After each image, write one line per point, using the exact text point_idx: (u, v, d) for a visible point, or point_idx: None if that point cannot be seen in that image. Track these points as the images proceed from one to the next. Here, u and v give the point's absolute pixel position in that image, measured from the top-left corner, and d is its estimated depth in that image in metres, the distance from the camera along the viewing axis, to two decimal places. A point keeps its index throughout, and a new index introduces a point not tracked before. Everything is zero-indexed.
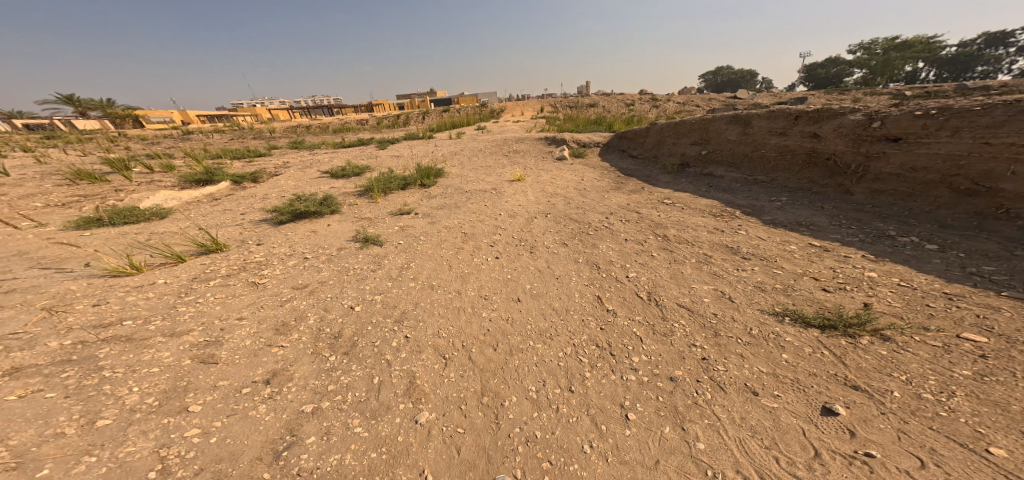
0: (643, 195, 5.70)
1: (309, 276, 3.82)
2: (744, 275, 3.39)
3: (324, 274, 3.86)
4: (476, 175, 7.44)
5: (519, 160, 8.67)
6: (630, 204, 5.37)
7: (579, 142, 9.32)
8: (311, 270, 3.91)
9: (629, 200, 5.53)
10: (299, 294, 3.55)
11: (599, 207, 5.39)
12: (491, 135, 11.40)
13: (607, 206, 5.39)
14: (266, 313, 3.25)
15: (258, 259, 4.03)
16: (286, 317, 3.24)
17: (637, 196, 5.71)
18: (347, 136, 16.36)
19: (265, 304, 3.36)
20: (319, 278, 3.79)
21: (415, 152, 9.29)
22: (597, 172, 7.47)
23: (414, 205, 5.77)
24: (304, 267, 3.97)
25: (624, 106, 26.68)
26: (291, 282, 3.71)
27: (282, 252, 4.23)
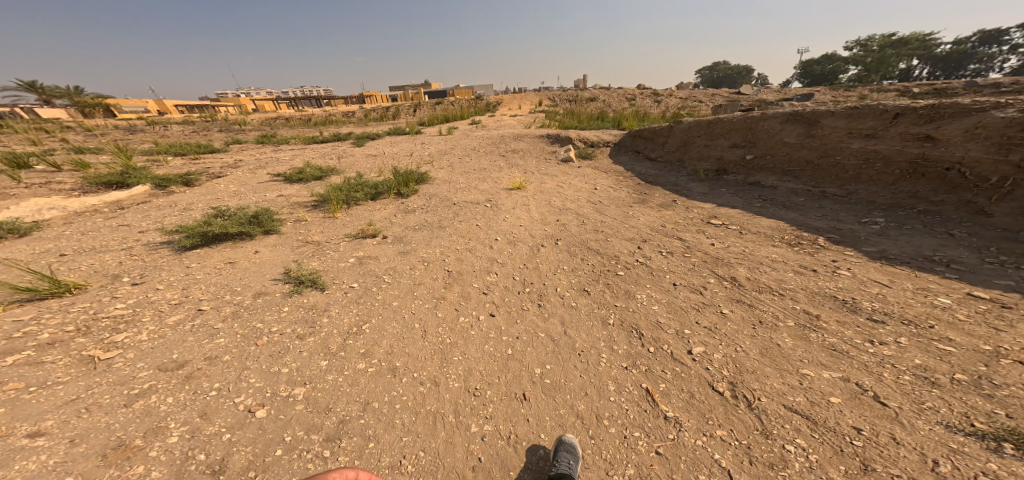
0: (673, 215, 4.51)
1: (189, 349, 2.47)
2: (890, 353, 2.28)
3: (215, 344, 2.53)
4: (467, 180, 6.14)
5: (517, 161, 7.39)
6: (670, 224, 4.23)
7: (588, 140, 8.06)
8: (196, 336, 2.57)
9: (658, 221, 4.33)
10: (157, 382, 2.18)
11: (630, 229, 4.21)
12: (486, 131, 10.05)
13: (638, 229, 4.19)
14: (88, 423, 1.86)
15: (118, 312, 2.67)
16: (124, 432, 1.86)
17: (671, 214, 4.53)
18: (326, 130, 14.83)
19: (93, 405, 1.97)
20: (207, 351, 2.46)
21: (395, 150, 7.91)
22: (613, 178, 6.24)
23: (381, 223, 4.46)
24: (184, 330, 2.61)
25: (624, 100, 25.51)
26: (150, 360, 2.33)
27: (165, 299, 2.88)
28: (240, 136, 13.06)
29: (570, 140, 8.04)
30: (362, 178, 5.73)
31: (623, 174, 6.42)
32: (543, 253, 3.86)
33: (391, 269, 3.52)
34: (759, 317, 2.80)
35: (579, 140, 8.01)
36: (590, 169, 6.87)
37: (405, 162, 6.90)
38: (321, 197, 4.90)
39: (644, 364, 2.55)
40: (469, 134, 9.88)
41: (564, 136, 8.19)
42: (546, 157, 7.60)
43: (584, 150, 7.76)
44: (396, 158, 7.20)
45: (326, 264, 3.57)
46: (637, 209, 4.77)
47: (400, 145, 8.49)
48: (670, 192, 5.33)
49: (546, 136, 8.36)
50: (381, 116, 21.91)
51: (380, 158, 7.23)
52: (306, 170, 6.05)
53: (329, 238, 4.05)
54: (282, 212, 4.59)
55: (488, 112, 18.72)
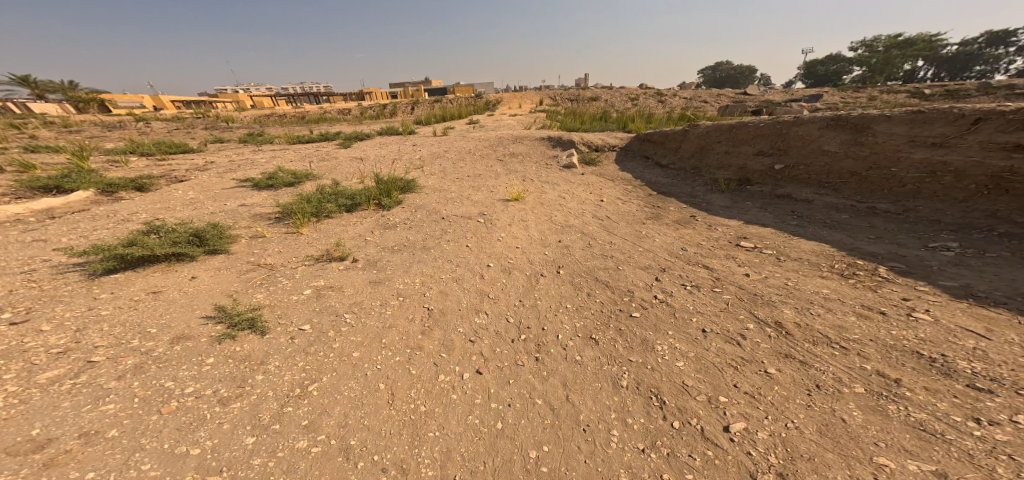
0: (693, 235, 3.92)
1: (58, 421, 1.83)
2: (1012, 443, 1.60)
3: (100, 413, 1.92)
4: (459, 189, 5.53)
5: (515, 166, 6.77)
6: (694, 248, 3.64)
7: (592, 143, 7.43)
8: (75, 401, 1.95)
9: (676, 244, 3.75)
10: None
11: (644, 254, 3.62)
12: (483, 132, 9.40)
13: (652, 254, 3.60)
14: None
15: None
16: None
17: (690, 234, 3.93)
18: (317, 129, 14.21)
19: None
20: (84, 425, 1.83)
21: (382, 152, 7.28)
22: (619, 188, 5.64)
23: (351, 244, 3.88)
24: (56, 392, 1.99)
25: (628, 100, 24.86)
26: None
27: (51, 345, 2.27)
28: (223, 134, 12.38)
29: (573, 143, 7.43)
30: (340, 186, 5.11)
31: (631, 183, 5.81)
32: (547, 289, 3.30)
33: (354, 307, 3.02)
34: (815, 380, 2.13)
35: (581, 144, 7.39)
36: (593, 177, 6.26)
37: (391, 167, 6.27)
38: (288, 208, 4.29)
39: (668, 446, 1.92)
40: (464, 135, 9.25)
41: (566, 139, 7.57)
42: (546, 162, 6.99)
43: (587, 154, 7.15)
44: (382, 162, 6.58)
45: (272, 300, 3.02)
46: (648, 227, 4.18)
47: (389, 147, 7.84)
48: (686, 205, 4.74)
49: (546, 139, 7.75)
50: (376, 114, 21.21)
51: (364, 162, 6.59)
52: (279, 175, 5.44)
53: (282, 263, 3.50)
54: (237, 228, 3.98)
55: (487, 111, 18.13)
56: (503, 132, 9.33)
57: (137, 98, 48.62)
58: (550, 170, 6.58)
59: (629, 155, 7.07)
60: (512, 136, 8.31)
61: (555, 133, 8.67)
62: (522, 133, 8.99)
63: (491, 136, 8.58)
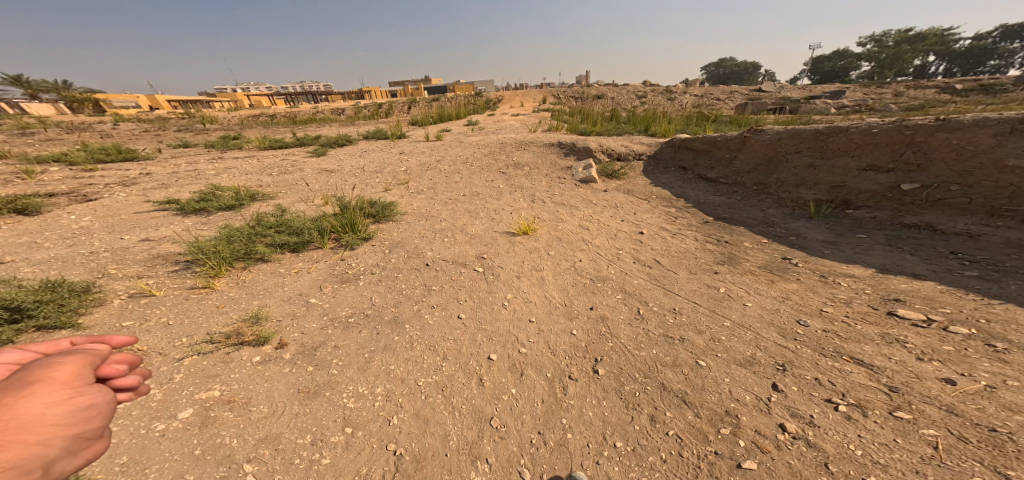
0: (808, 301, 2.72)
1: None
2: None
3: None
4: (453, 217, 4.29)
5: (524, 181, 5.50)
6: (830, 330, 2.43)
7: (618, 148, 6.11)
8: None
9: (792, 323, 2.56)
10: None
11: (747, 342, 2.44)
12: (484, 137, 8.11)
13: (760, 343, 2.42)
14: None
15: None
16: None
17: (804, 300, 2.74)
18: (297, 129, 12.86)
19: None
20: None
21: (360, 161, 5.96)
22: (659, 212, 4.38)
23: (279, 315, 2.66)
24: None
25: (635, 98, 23.51)
26: None
27: None
28: (191, 135, 11.03)
29: (593, 148, 6.11)
30: (292, 212, 3.84)
31: (675, 205, 4.55)
32: (588, 411, 2.07)
33: (265, 449, 1.76)
34: None
35: (604, 150, 6.07)
36: (622, 196, 4.99)
37: (368, 184, 5.00)
38: (202, 250, 2.99)
39: None
40: (460, 140, 7.95)
41: (584, 143, 6.26)
42: (562, 174, 5.72)
43: (610, 164, 5.86)
44: (358, 176, 5.29)
45: (120, 439, 1.70)
46: (726, 287, 2.99)
47: (370, 154, 6.54)
48: (765, 243, 3.51)
49: (560, 143, 6.44)
50: (368, 114, 19.87)
51: (334, 175, 5.30)
52: (216, 192, 4.12)
53: (158, 351, 2.18)
54: (111, 284, 2.65)
55: (486, 110, 16.82)
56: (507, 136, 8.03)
57: (127, 97, 47.27)
58: (566, 186, 5.32)
59: (663, 164, 5.76)
60: (519, 140, 7.01)
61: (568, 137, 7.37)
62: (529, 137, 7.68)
63: (493, 141, 7.29)
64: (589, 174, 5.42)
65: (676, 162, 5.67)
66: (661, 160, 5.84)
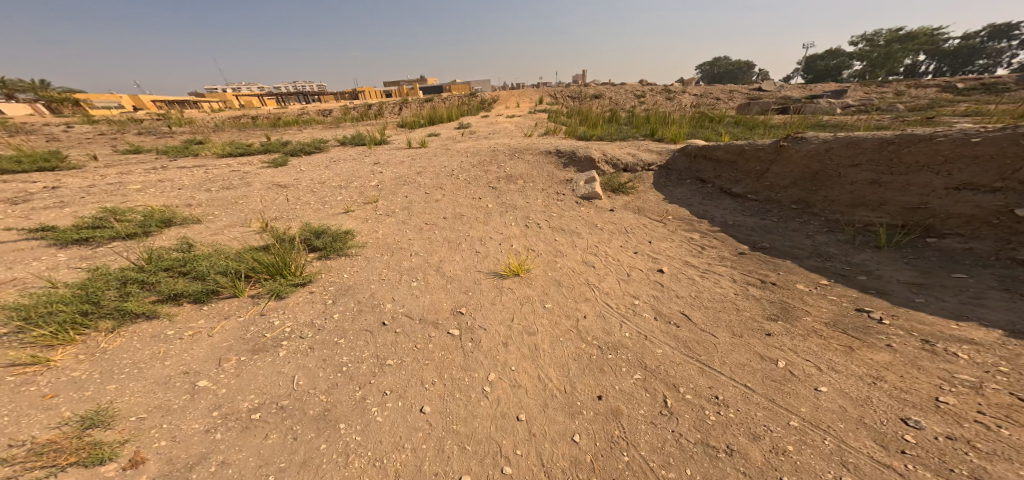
0: (911, 390, 1.87)
1: None
2: None
3: None
4: (429, 252, 3.53)
5: (516, 198, 4.72)
6: (957, 441, 1.57)
7: (625, 155, 5.34)
8: None
9: (892, 426, 1.71)
10: None
11: (825, 456, 1.62)
12: (473, 142, 7.30)
13: (845, 459, 1.60)
14: None
15: None
16: None
17: (904, 387, 1.88)
18: (277, 132, 11.99)
19: None
20: None
21: (325, 173, 5.12)
22: (676, 240, 3.64)
23: (143, 410, 1.85)
24: None
25: (635, 97, 22.82)
26: None
27: None
28: (157, 137, 10.14)
29: (596, 155, 5.31)
30: (200, 245, 3.08)
31: (697, 229, 3.81)
32: None
33: None
34: None
35: (608, 157, 5.29)
36: (630, 217, 4.24)
37: (329, 205, 4.19)
38: (49, 309, 2.19)
39: None
40: (446, 145, 7.13)
41: (586, 150, 5.48)
42: (560, 188, 4.95)
43: (616, 175, 5.09)
44: (319, 193, 4.46)
45: None
46: (784, 361, 2.20)
47: (339, 163, 5.70)
48: (826, 285, 2.74)
49: (558, 149, 5.66)
50: (356, 115, 18.97)
51: (288, 191, 4.46)
52: (116, 215, 3.28)
53: None
54: None
55: (479, 110, 15.98)
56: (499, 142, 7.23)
57: (108, 97, 45.62)
58: (565, 205, 4.56)
59: (678, 175, 4.99)
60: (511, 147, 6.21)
61: (567, 143, 6.60)
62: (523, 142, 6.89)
63: (481, 147, 6.53)
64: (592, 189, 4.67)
65: (693, 173, 4.92)
66: (675, 170, 5.08)
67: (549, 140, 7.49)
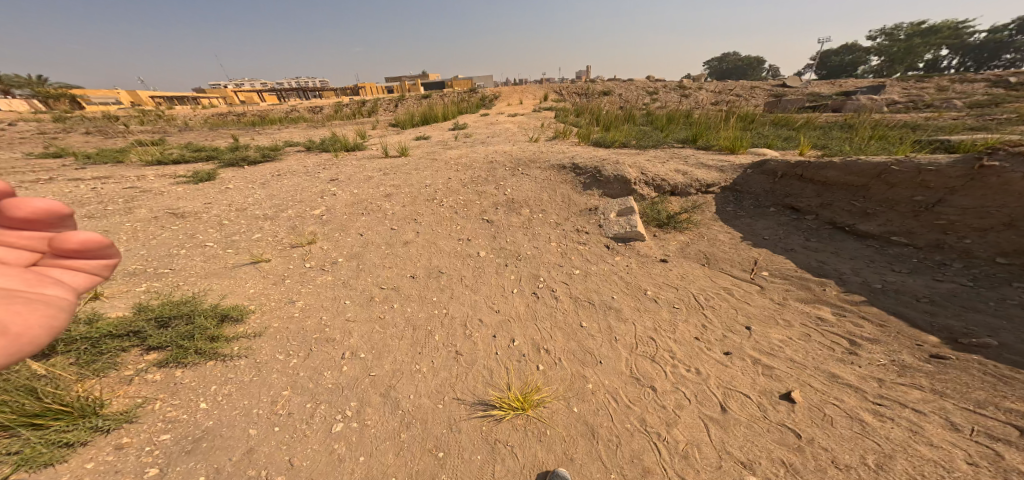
0: None
1: None
2: None
3: None
4: (379, 364, 2.17)
5: (523, 239, 3.28)
6: None
7: (674, 169, 3.85)
8: None
9: None
10: None
11: None
12: (467, 149, 5.84)
13: None
14: None
15: None
16: None
17: None
18: (245, 132, 10.56)
19: None
20: None
21: (255, 195, 3.70)
22: (788, 343, 2.22)
23: None
24: None
25: (647, 94, 21.21)
26: None
27: None
28: (98, 138, 8.68)
29: (635, 167, 3.81)
30: None
31: (810, 317, 2.39)
32: None
33: None
34: None
35: (652, 171, 3.78)
36: (700, 278, 2.83)
37: (236, 253, 2.78)
38: None
39: None
40: (432, 152, 5.65)
41: (619, 161, 3.99)
42: (585, 222, 3.50)
43: (663, 201, 3.62)
44: (229, 229, 3.04)
45: None
46: None
47: (283, 178, 4.25)
48: None
49: (579, 161, 4.19)
50: (344, 112, 17.40)
51: (185, 224, 3.02)
52: None
53: None
54: None
55: (477, 108, 14.49)
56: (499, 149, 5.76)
57: (99, 92, 44.30)
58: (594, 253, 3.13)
59: (755, 202, 3.59)
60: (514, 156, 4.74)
61: (586, 154, 5.13)
62: (528, 151, 5.42)
63: (476, 155, 5.08)
64: (631, 228, 3.22)
65: (787, 191, 3.55)
66: (751, 196, 3.66)
67: (561, 148, 6.00)
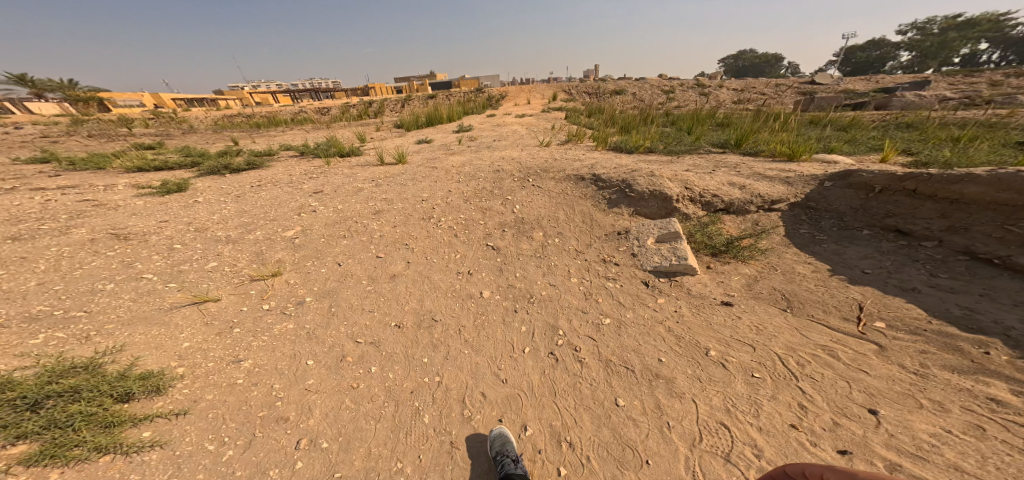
0: None
1: None
2: None
3: None
4: (344, 460, 1.55)
5: (535, 274, 2.74)
6: None
7: (727, 182, 3.22)
8: None
9: None
10: None
11: None
12: (472, 156, 5.30)
13: None
14: None
15: None
16: None
17: None
18: (246, 135, 10.24)
19: None
20: None
21: (224, 210, 3.22)
22: (944, 439, 1.48)
23: None
24: None
25: (663, 93, 20.29)
26: None
27: None
28: (95, 141, 8.44)
29: (677, 180, 3.23)
30: None
31: (977, 397, 1.62)
32: None
33: None
34: None
35: (701, 185, 3.17)
36: (783, 331, 2.16)
37: (177, 289, 2.38)
38: None
39: None
40: (432, 159, 5.12)
41: (654, 172, 3.38)
42: (610, 250, 2.93)
43: (718, 221, 2.99)
44: (177, 258, 2.61)
45: None
46: None
47: (263, 190, 3.77)
48: None
49: (601, 175, 3.63)
50: (350, 114, 17.08)
51: (125, 248, 2.63)
52: None
53: None
54: None
55: (485, 109, 13.95)
56: (507, 155, 5.19)
57: (122, 96, 45.70)
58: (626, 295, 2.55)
59: (840, 224, 2.95)
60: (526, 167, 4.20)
61: (607, 162, 4.52)
62: (540, 159, 4.86)
63: (480, 164, 4.54)
64: (670, 261, 2.64)
65: (889, 208, 2.85)
66: (836, 214, 3.05)
67: (577, 153, 5.38)
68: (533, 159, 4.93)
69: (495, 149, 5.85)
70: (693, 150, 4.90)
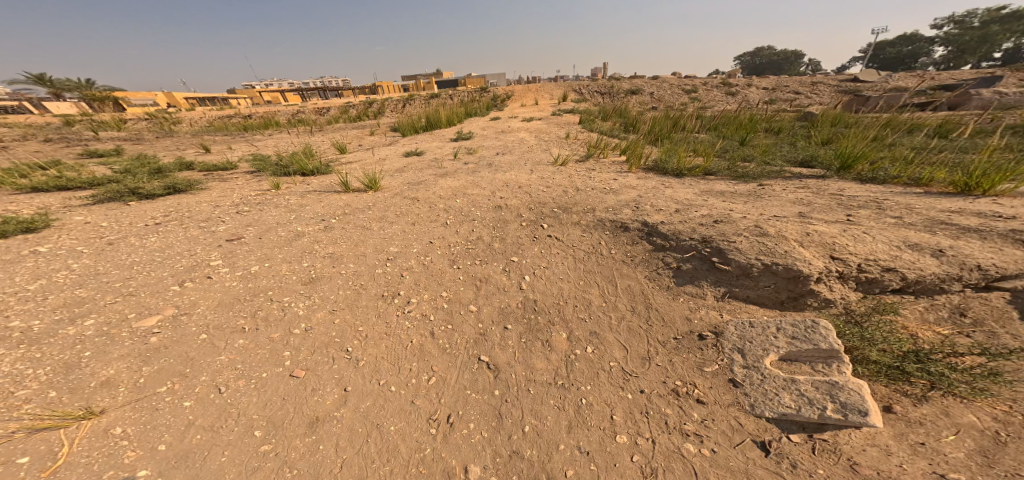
0: None
1: None
2: None
3: None
4: None
5: (573, 421, 1.73)
6: None
7: (896, 244, 2.12)
8: None
9: None
10: None
11: None
12: (467, 179, 4.16)
13: None
14: None
15: None
16: None
17: None
18: (224, 141, 9.25)
19: None
20: None
21: (42, 275, 2.23)
22: None
23: None
24: None
25: (685, 92, 18.79)
26: None
27: None
28: (48, 148, 7.51)
29: (820, 244, 2.14)
30: None
31: None
32: None
33: None
34: None
35: (863, 253, 2.08)
36: None
37: None
38: None
39: None
40: (415, 184, 4.02)
41: (766, 229, 2.30)
42: (685, 369, 1.93)
43: (893, 313, 1.90)
44: None
45: None
46: None
47: (146, 235, 2.82)
48: None
49: (667, 232, 2.57)
50: (348, 114, 16.05)
51: None
52: None
53: None
54: None
55: (492, 111, 12.78)
56: (513, 181, 4.06)
57: (133, 95, 46.04)
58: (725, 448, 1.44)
59: None
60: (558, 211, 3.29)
61: (650, 193, 3.32)
62: (558, 191, 3.71)
63: (483, 203, 3.52)
64: (812, 409, 1.54)
65: None
66: None
67: (605, 176, 4.18)
68: (549, 189, 3.79)
69: (498, 166, 4.68)
70: (769, 176, 3.56)
